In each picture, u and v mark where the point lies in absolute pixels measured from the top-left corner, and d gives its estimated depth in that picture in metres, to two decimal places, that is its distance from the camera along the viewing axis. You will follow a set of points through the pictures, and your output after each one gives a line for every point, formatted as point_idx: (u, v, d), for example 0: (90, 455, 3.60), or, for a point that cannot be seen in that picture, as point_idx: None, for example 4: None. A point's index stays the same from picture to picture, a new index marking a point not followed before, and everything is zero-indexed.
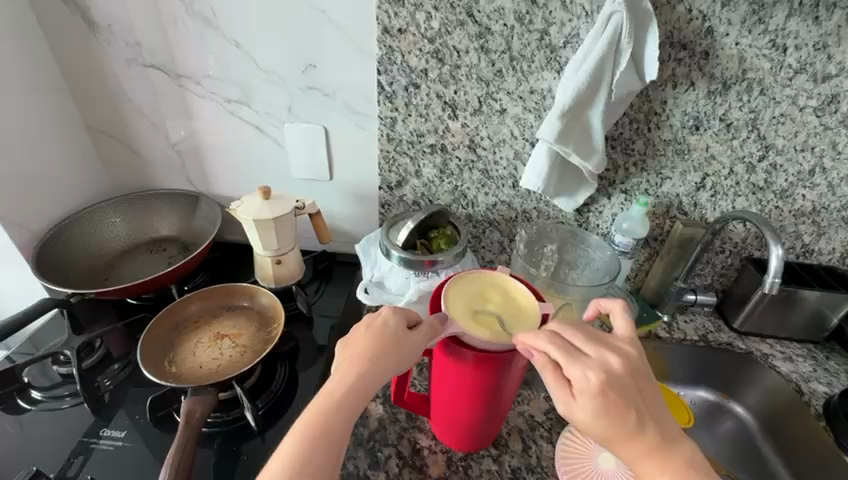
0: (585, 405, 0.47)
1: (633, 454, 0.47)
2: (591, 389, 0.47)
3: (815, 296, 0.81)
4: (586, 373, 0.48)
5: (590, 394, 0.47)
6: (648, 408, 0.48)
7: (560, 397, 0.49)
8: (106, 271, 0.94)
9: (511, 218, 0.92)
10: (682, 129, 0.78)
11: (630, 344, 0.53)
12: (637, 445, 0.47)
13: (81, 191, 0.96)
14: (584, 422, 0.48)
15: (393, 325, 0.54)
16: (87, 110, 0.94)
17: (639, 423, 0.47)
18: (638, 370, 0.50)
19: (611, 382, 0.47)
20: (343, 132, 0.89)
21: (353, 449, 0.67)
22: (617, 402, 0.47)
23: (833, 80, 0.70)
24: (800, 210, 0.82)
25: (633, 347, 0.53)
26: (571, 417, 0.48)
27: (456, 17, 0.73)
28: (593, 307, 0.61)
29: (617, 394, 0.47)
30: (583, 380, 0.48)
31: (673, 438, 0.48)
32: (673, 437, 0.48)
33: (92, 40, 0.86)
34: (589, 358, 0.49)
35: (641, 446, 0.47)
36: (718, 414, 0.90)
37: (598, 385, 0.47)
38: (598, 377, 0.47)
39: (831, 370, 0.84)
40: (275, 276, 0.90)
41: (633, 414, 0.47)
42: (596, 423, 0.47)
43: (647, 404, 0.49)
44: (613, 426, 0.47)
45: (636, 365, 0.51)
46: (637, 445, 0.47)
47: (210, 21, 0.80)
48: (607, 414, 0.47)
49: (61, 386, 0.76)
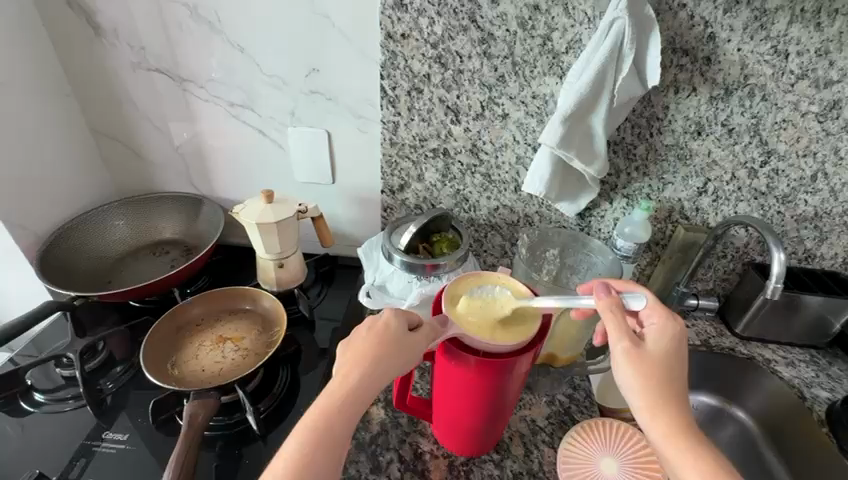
0: (652, 345, 0.51)
1: (669, 413, 0.47)
2: (663, 334, 0.51)
3: (817, 301, 0.81)
4: (660, 324, 0.52)
5: (662, 339, 0.51)
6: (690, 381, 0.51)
7: (623, 332, 0.51)
8: (108, 273, 0.94)
9: (513, 222, 0.92)
10: (684, 134, 0.78)
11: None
12: (677, 404, 0.48)
13: (85, 193, 0.97)
14: (643, 361, 0.49)
15: (396, 327, 0.54)
16: (91, 113, 0.95)
17: (686, 387, 0.49)
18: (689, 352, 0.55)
19: (681, 337, 0.52)
20: (345, 136, 0.89)
21: (354, 453, 0.67)
22: (680, 353, 0.51)
23: (835, 86, 0.70)
24: (803, 215, 0.82)
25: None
26: (633, 353, 0.50)
27: (459, 22, 0.73)
28: None
29: (681, 350, 0.51)
30: (656, 326, 0.52)
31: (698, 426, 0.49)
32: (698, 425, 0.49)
33: (97, 44, 0.86)
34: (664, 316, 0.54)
35: (678, 407, 0.47)
36: (720, 419, 0.91)
37: (671, 333, 0.51)
38: (674, 326, 0.52)
39: (834, 376, 0.84)
40: (279, 280, 0.90)
41: (683, 376, 0.50)
42: (651, 366, 0.49)
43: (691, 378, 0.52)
44: (668, 376, 0.49)
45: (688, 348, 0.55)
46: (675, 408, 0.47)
47: (214, 25, 0.81)
48: (668, 362, 0.50)
49: (64, 389, 0.76)
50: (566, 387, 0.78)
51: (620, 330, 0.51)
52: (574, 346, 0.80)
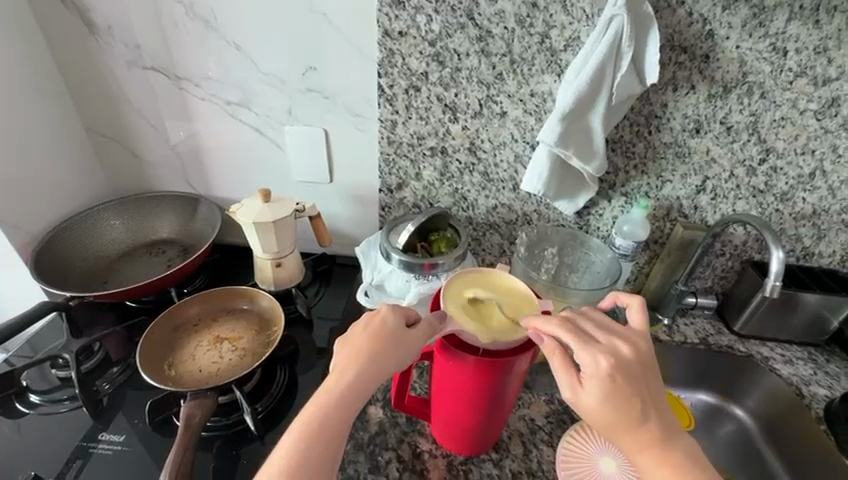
0: (593, 388, 0.48)
1: (633, 444, 0.48)
2: (599, 372, 0.48)
3: (815, 299, 0.81)
4: (595, 358, 0.49)
5: (602, 381, 0.48)
6: (651, 399, 0.49)
7: (565, 383, 0.49)
8: (104, 273, 0.93)
9: (511, 221, 0.91)
10: (682, 132, 0.78)
11: (641, 333, 0.54)
12: (640, 437, 0.48)
13: (80, 193, 0.96)
14: (589, 408, 0.49)
15: (393, 323, 0.54)
16: (85, 111, 0.94)
17: (644, 414, 0.48)
18: (645, 362, 0.51)
19: (620, 367, 0.49)
20: (343, 135, 0.88)
21: (352, 453, 0.67)
22: (625, 386, 0.48)
23: (833, 83, 0.70)
24: (800, 213, 0.82)
25: (643, 339, 0.53)
26: (579, 403, 0.49)
27: (456, 20, 0.73)
28: (610, 298, 0.60)
29: (626, 379, 0.48)
30: (593, 365, 0.49)
31: (674, 433, 0.49)
32: (674, 431, 0.49)
33: (91, 42, 0.85)
34: (599, 344, 0.50)
35: (644, 435, 0.48)
36: (717, 417, 0.90)
37: (608, 370, 0.48)
38: (608, 361, 0.49)
39: (831, 373, 0.84)
40: (275, 279, 0.89)
41: (638, 404, 0.48)
42: (601, 410, 0.48)
43: (656, 395, 0.50)
44: (620, 414, 0.48)
45: (646, 355, 0.51)
46: (637, 439, 0.48)
47: (210, 23, 0.80)
48: (614, 400, 0.48)
49: (60, 390, 0.76)
50: None
51: (562, 381, 0.50)
52: None
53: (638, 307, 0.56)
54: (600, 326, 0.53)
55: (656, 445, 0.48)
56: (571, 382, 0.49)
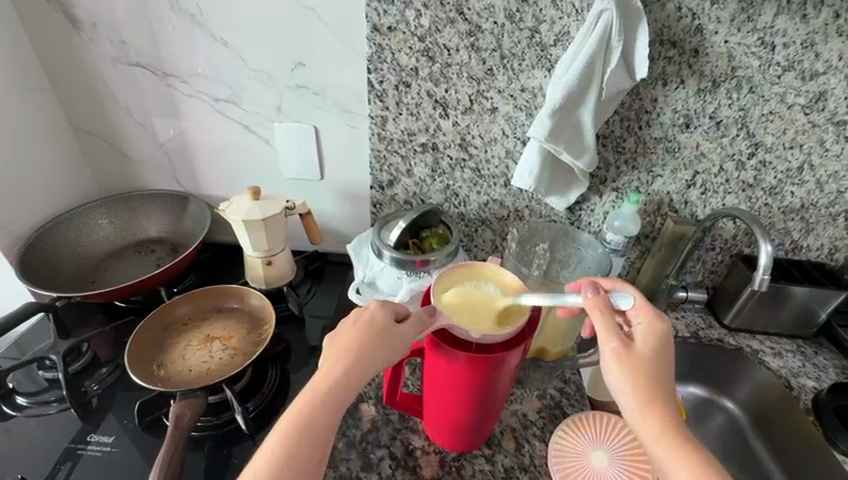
0: (638, 344, 0.51)
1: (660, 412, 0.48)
2: (649, 333, 0.52)
3: (803, 293, 0.82)
4: (648, 322, 0.53)
5: (648, 339, 0.51)
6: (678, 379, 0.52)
7: (612, 334, 0.51)
8: (92, 273, 0.92)
9: (503, 217, 0.91)
10: (672, 127, 0.78)
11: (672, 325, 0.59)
12: (666, 407, 0.48)
13: (67, 192, 0.95)
14: (630, 361, 0.50)
15: (382, 319, 0.53)
16: (71, 109, 0.92)
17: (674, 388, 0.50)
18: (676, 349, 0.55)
19: (667, 336, 0.52)
20: (333, 132, 0.88)
21: (344, 451, 0.67)
22: (668, 353, 0.51)
23: (820, 78, 0.71)
24: (789, 207, 0.83)
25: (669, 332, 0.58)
26: (622, 353, 0.50)
27: (446, 15, 0.72)
28: None
29: (669, 348, 0.52)
30: (645, 326, 0.53)
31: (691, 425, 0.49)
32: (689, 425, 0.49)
33: (75, 38, 0.84)
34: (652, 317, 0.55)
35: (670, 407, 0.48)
36: (709, 410, 0.91)
37: (658, 332, 0.52)
38: (660, 325, 0.53)
39: (820, 365, 0.85)
40: (267, 277, 0.88)
41: (671, 375, 0.51)
42: (642, 367, 0.49)
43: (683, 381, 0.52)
44: (655, 374, 0.50)
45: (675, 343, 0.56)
46: (661, 409, 0.48)
47: (196, 18, 0.79)
48: (656, 362, 0.50)
49: (47, 392, 0.75)
50: (557, 381, 0.79)
51: (608, 333, 0.52)
52: (566, 341, 0.79)
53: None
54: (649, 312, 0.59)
55: (676, 424, 0.47)
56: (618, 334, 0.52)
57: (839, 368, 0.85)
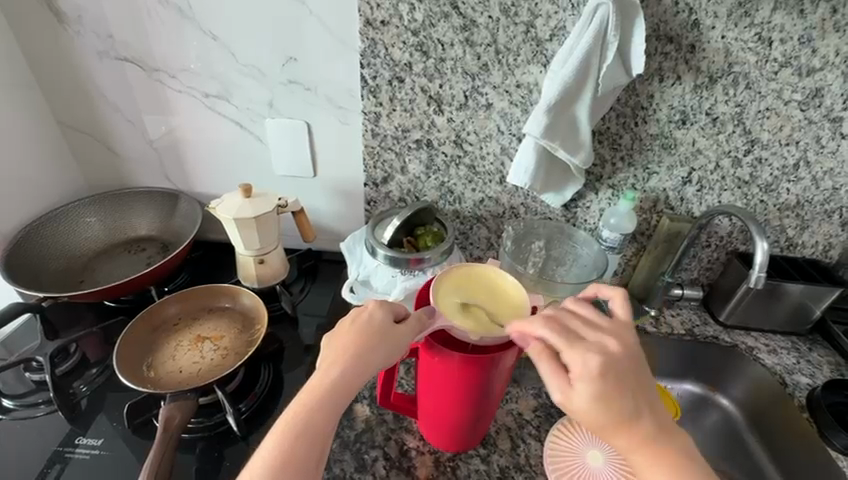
0: (582, 392, 0.46)
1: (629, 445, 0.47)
2: (588, 373, 0.46)
3: (798, 290, 0.82)
4: (583, 359, 0.47)
5: (588, 384, 0.46)
6: (646, 394, 0.48)
7: (557, 384, 0.47)
8: (81, 272, 0.91)
9: (498, 214, 0.91)
10: (668, 123, 0.77)
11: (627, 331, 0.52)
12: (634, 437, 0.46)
13: (54, 190, 0.93)
14: (581, 412, 0.46)
15: (380, 319, 0.52)
16: (57, 105, 0.90)
17: (636, 414, 0.46)
18: (637, 359, 0.49)
19: (607, 368, 0.46)
20: (326, 128, 0.86)
21: (338, 452, 0.66)
22: (616, 386, 0.46)
23: (817, 74, 0.70)
24: (785, 204, 0.83)
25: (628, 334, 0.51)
26: (568, 405, 0.47)
27: (440, 9, 0.71)
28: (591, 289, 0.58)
29: (614, 380, 0.46)
30: (583, 367, 0.46)
31: (666, 427, 0.48)
32: (668, 425, 0.48)
33: (60, 32, 0.82)
34: (589, 344, 0.48)
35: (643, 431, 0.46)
36: (704, 406, 0.91)
37: (598, 370, 0.46)
38: (596, 361, 0.46)
39: (814, 362, 0.85)
40: (259, 276, 0.87)
41: (629, 403, 0.46)
42: (593, 411, 0.46)
43: (647, 391, 0.48)
44: (608, 417, 0.46)
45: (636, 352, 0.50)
46: (630, 439, 0.46)
47: (184, 12, 0.77)
48: (607, 402, 0.45)
49: (35, 394, 0.73)
50: None
51: (554, 383, 0.47)
52: None
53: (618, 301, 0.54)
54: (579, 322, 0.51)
55: (650, 443, 0.46)
56: (563, 382, 0.47)
57: (833, 365, 0.85)
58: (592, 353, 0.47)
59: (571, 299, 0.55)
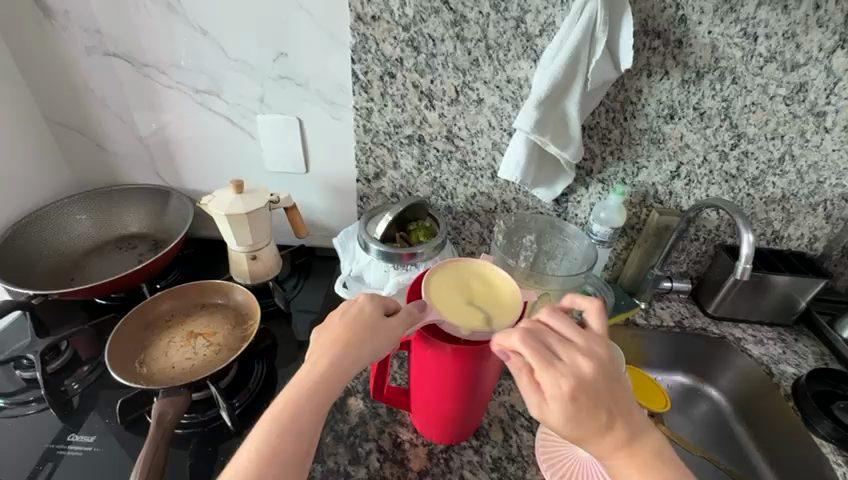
0: (556, 411, 0.46)
1: (603, 451, 0.48)
2: (560, 391, 0.46)
3: (784, 281, 0.84)
4: (555, 380, 0.46)
5: (560, 404, 0.46)
6: (618, 404, 0.48)
7: (532, 400, 0.47)
8: (71, 270, 0.90)
9: (490, 209, 0.91)
10: (657, 118, 0.78)
11: (600, 344, 0.51)
12: (608, 446, 0.47)
13: (42, 188, 0.92)
14: (556, 426, 0.47)
15: (370, 312, 0.53)
16: (45, 101, 0.89)
17: (608, 425, 0.47)
18: (609, 370, 0.49)
19: (578, 387, 0.46)
20: (317, 124, 0.86)
21: (332, 445, 0.66)
22: (585, 404, 0.46)
23: (801, 68, 0.71)
24: (770, 197, 0.84)
25: (602, 346, 0.51)
26: (543, 421, 0.47)
27: (430, 4, 0.71)
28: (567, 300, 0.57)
29: (586, 398, 0.46)
30: (555, 387, 0.46)
31: (640, 433, 0.48)
32: (639, 425, 0.48)
33: (47, 27, 0.81)
34: (560, 364, 0.47)
35: (615, 441, 0.47)
36: (693, 397, 0.92)
37: (569, 391, 0.46)
38: (568, 381, 0.46)
39: (800, 352, 0.86)
40: (251, 272, 0.87)
41: (599, 415, 0.46)
42: (565, 426, 0.46)
43: (620, 401, 0.48)
44: (582, 430, 0.46)
45: (608, 365, 0.49)
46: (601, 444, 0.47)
47: (174, 7, 0.77)
48: (577, 418, 0.46)
49: (25, 391, 0.73)
50: None
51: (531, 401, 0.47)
52: None
53: (593, 311, 0.54)
54: (557, 339, 0.50)
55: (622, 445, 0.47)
56: (538, 400, 0.47)
57: (818, 355, 0.86)
58: (565, 371, 0.47)
59: (546, 312, 0.53)
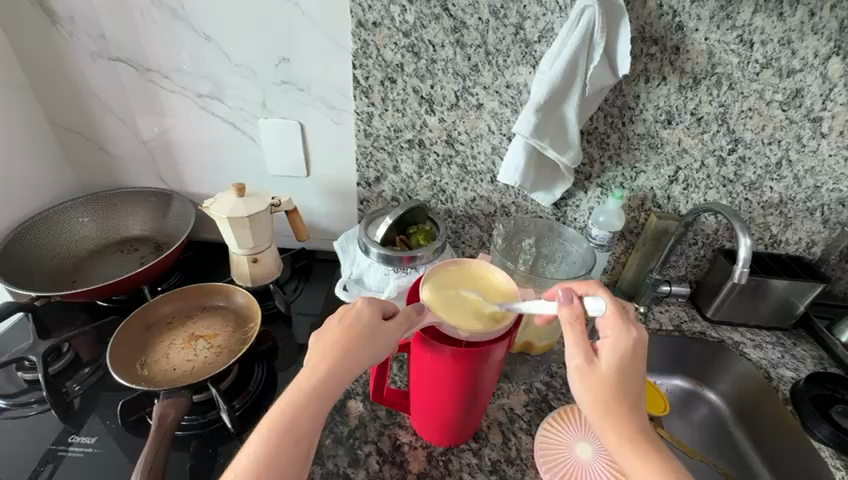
0: (606, 359, 0.50)
1: (616, 421, 0.48)
2: (619, 345, 0.50)
3: (782, 286, 0.84)
4: (616, 335, 0.51)
5: (616, 355, 0.50)
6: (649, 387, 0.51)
7: (580, 346, 0.51)
8: (73, 273, 0.90)
9: (490, 213, 0.92)
10: (654, 123, 0.79)
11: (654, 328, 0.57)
12: (625, 418, 0.48)
13: (45, 191, 0.93)
14: (596, 377, 0.49)
15: (369, 314, 0.54)
16: (50, 105, 0.90)
17: (640, 397, 0.50)
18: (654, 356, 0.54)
19: (636, 349, 0.51)
20: (319, 128, 0.87)
21: (332, 447, 0.67)
22: (635, 365, 0.50)
23: (797, 75, 0.72)
24: (768, 202, 0.85)
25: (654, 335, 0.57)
26: (584, 367, 0.50)
27: (430, 10, 0.72)
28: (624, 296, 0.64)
29: (637, 362, 0.51)
30: (614, 338, 0.51)
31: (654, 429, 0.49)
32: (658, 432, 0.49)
33: (53, 32, 0.82)
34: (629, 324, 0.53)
35: (635, 419, 0.48)
36: (692, 401, 0.93)
37: (631, 344, 0.50)
38: (631, 337, 0.51)
39: (798, 356, 0.87)
40: (252, 275, 0.88)
41: (637, 388, 0.50)
42: (604, 381, 0.49)
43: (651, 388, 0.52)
44: (620, 387, 0.49)
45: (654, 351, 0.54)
46: (621, 425, 0.47)
47: (177, 13, 0.78)
48: (622, 373, 0.49)
49: (27, 393, 0.73)
50: (544, 375, 0.79)
51: (578, 346, 0.51)
52: (550, 335, 0.79)
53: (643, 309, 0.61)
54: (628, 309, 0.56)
55: (639, 437, 0.47)
56: (586, 348, 0.51)
57: (817, 359, 0.87)
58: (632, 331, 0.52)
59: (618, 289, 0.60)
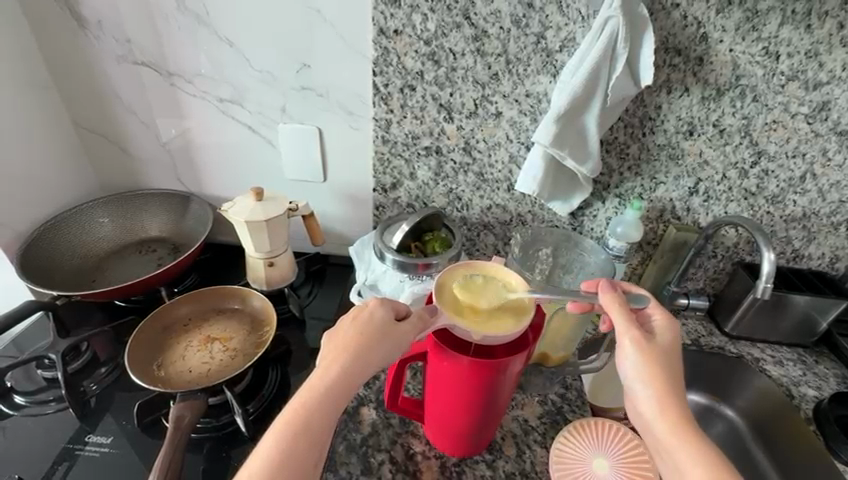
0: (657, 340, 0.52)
1: (666, 403, 0.48)
2: (668, 325, 0.54)
3: (804, 302, 0.82)
4: (665, 320, 0.54)
5: (666, 338, 0.52)
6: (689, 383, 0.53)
7: (631, 325, 0.52)
8: (92, 272, 0.92)
9: (506, 221, 0.92)
10: (676, 134, 0.78)
11: None
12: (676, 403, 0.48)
13: (67, 191, 0.94)
14: (651, 355, 0.50)
15: (382, 316, 0.53)
16: (75, 107, 0.92)
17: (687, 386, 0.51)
18: None
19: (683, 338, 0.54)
20: (337, 134, 0.88)
21: (345, 455, 0.66)
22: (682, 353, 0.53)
23: (824, 87, 0.71)
24: (791, 216, 0.83)
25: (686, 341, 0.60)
26: (638, 343, 0.51)
27: (452, 19, 0.72)
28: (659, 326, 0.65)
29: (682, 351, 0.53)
30: (663, 324, 0.54)
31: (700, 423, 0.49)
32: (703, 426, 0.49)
33: (80, 36, 0.84)
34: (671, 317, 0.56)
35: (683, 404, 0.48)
36: (709, 417, 0.92)
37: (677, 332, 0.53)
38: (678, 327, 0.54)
39: (820, 374, 0.85)
40: (268, 279, 0.88)
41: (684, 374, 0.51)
42: (656, 356, 0.50)
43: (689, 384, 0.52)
44: (670, 368, 0.50)
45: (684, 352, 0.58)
46: (674, 404, 0.48)
47: (201, 18, 0.79)
48: (669, 357, 0.51)
49: (45, 391, 0.74)
50: (559, 387, 0.78)
51: (629, 325, 0.53)
52: (565, 344, 0.79)
53: None
54: None
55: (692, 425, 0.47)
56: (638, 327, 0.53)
57: (839, 377, 0.85)
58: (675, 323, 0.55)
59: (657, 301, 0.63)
